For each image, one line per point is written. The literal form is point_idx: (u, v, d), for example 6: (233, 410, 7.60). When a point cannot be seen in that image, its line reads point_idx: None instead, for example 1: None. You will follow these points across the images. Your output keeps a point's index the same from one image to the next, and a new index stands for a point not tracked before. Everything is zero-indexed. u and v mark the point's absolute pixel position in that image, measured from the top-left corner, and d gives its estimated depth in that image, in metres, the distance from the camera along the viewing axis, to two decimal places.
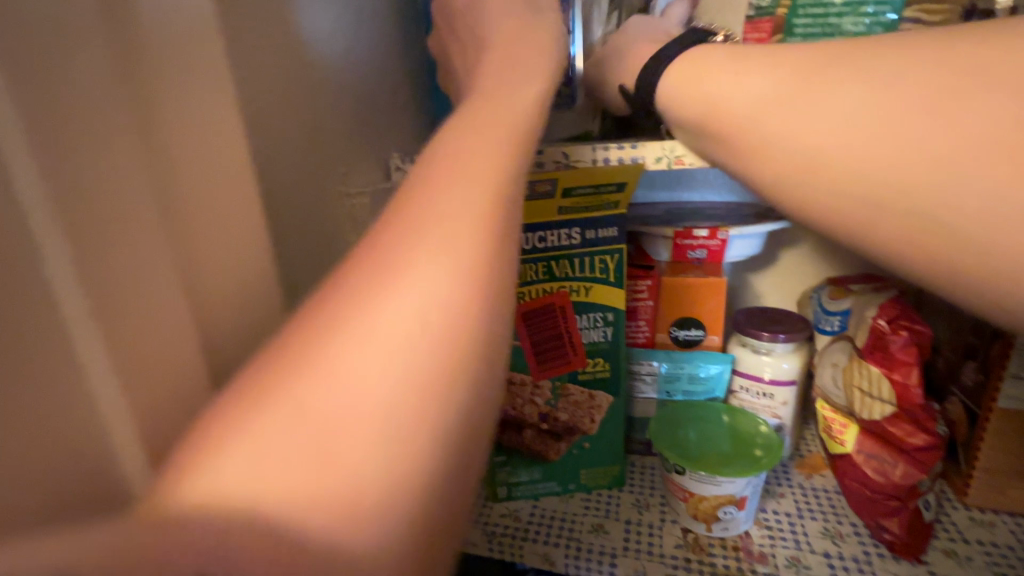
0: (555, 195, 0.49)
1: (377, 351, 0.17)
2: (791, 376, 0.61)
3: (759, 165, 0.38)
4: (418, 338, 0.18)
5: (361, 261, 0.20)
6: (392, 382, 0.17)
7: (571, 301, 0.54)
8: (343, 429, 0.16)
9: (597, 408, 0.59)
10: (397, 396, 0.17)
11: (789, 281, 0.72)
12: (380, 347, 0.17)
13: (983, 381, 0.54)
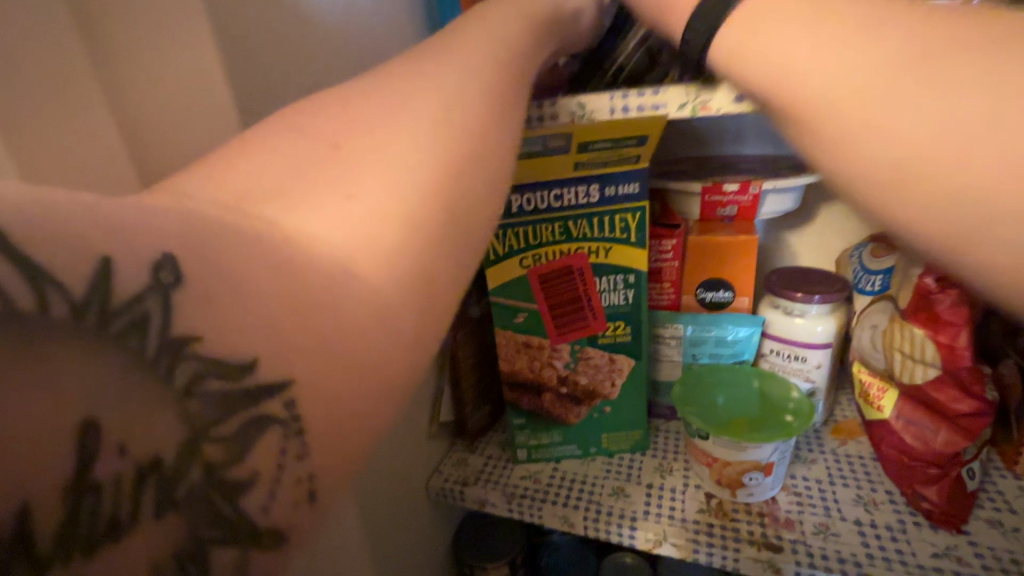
0: (569, 151, 0.46)
1: (353, 149, 0.21)
2: (826, 340, 0.57)
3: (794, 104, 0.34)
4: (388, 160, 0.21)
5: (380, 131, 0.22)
6: (358, 193, 0.20)
7: (590, 263, 0.52)
8: (309, 192, 0.19)
9: (618, 372, 0.57)
10: (355, 209, 0.19)
11: (829, 239, 0.67)
12: (362, 151, 0.21)
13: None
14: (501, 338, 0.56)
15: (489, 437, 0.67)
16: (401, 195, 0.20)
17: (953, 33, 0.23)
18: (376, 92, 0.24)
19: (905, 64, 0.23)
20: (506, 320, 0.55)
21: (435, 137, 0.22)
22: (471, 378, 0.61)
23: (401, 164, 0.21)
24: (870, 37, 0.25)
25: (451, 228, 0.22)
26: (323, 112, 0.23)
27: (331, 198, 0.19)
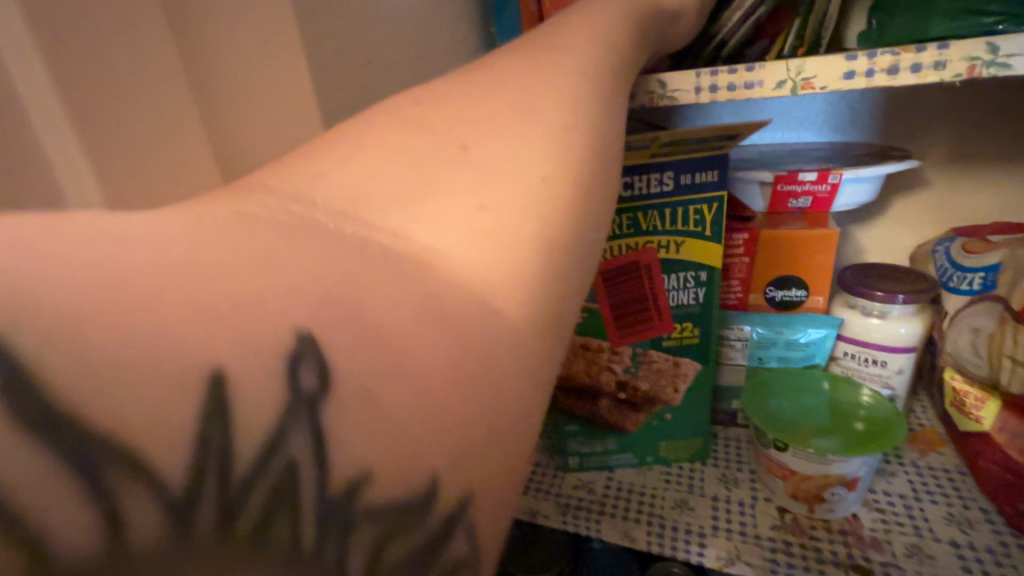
0: (652, 143, 0.43)
1: (477, 157, 0.20)
2: (910, 342, 0.52)
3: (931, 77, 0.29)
4: (510, 171, 0.20)
5: (495, 141, 0.21)
6: (490, 203, 0.19)
7: (659, 259, 0.48)
8: (437, 201, 0.19)
9: (683, 376, 0.53)
10: (488, 222, 0.19)
11: (902, 234, 0.62)
12: (489, 157, 0.20)
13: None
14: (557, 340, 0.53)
15: (536, 443, 0.63)
16: (524, 210, 0.19)
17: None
18: (495, 93, 0.23)
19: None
20: None
21: (554, 144, 0.21)
22: None
23: (523, 175, 0.20)
24: None
25: (572, 239, 0.21)
26: (450, 105, 0.22)
27: (460, 208, 0.19)
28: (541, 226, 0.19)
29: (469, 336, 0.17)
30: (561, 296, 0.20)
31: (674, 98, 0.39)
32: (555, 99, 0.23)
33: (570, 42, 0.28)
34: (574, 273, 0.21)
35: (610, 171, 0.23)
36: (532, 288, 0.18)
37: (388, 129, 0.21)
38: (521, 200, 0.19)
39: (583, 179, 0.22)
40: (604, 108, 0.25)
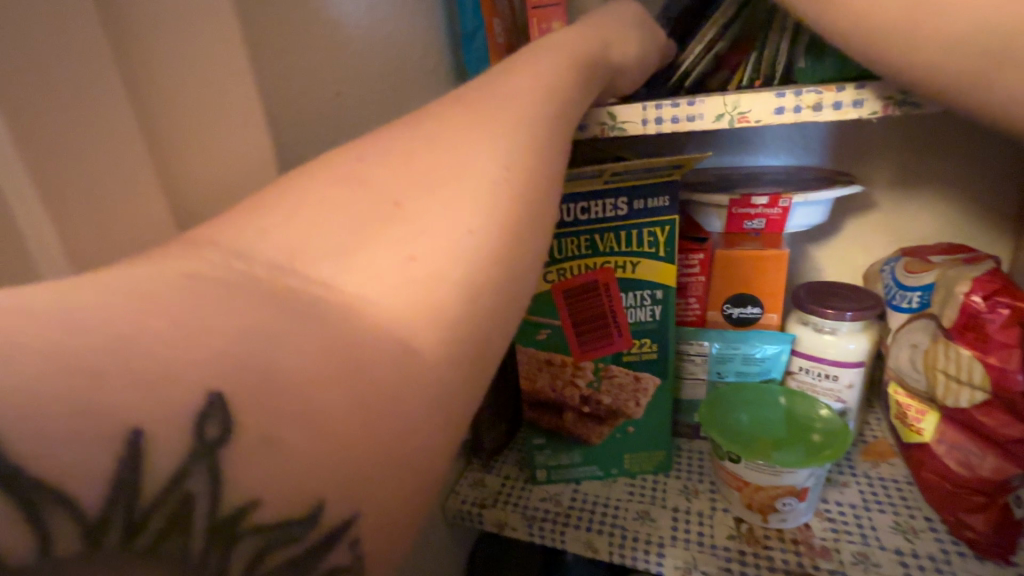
0: (599, 176, 0.46)
1: (409, 214, 0.22)
2: (859, 358, 0.54)
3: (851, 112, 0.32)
4: (440, 224, 0.22)
5: (429, 193, 0.23)
6: (418, 252, 0.21)
7: (616, 278, 0.50)
8: (369, 254, 0.20)
9: (643, 391, 0.55)
10: (417, 270, 0.20)
11: (855, 253, 0.65)
12: (421, 213, 0.22)
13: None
14: (522, 356, 0.54)
15: (505, 457, 0.64)
16: (451, 253, 0.21)
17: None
18: (437, 136, 0.26)
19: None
20: (527, 337, 0.53)
21: (486, 193, 0.23)
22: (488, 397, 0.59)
23: (453, 226, 0.22)
24: None
25: (505, 271, 0.22)
26: (392, 162, 0.24)
27: (389, 260, 0.20)
28: (466, 275, 0.21)
29: (393, 360, 0.18)
30: (488, 321, 0.22)
31: (623, 129, 0.41)
32: (489, 140, 0.26)
33: (512, 83, 0.30)
34: (503, 300, 0.23)
35: (541, 205, 0.25)
36: (457, 312, 0.20)
37: (330, 181, 0.23)
38: (446, 245, 0.21)
39: (511, 214, 0.24)
40: (537, 146, 0.27)
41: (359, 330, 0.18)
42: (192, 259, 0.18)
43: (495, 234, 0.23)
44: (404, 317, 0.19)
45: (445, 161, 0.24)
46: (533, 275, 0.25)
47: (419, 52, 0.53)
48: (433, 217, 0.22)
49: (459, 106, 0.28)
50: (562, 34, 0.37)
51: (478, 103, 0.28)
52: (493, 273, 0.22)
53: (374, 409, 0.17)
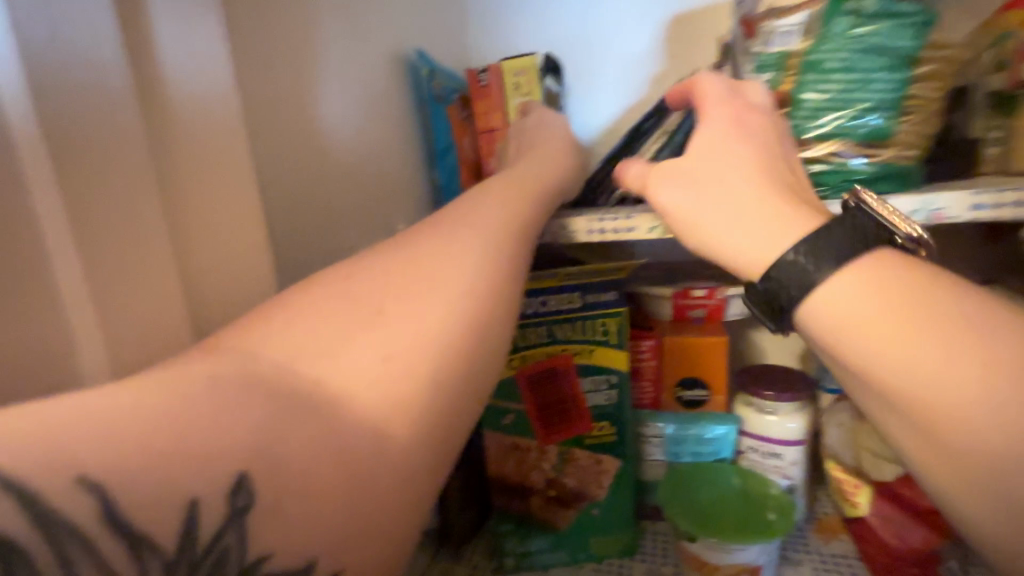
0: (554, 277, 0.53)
1: (388, 321, 0.25)
2: (798, 436, 0.60)
3: None
4: (417, 327, 0.25)
5: (400, 290, 0.27)
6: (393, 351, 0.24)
7: (574, 364, 0.55)
8: (355, 354, 0.24)
9: (605, 473, 0.58)
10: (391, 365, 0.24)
11: (792, 337, 0.72)
12: (395, 314, 0.26)
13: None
14: (488, 440, 0.57)
15: (473, 545, 0.64)
16: (422, 351, 0.25)
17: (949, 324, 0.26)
18: (413, 245, 0.30)
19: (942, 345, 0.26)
20: (493, 421, 0.56)
21: (454, 295, 0.27)
22: (456, 482, 0.60)
23: (427, 331, 0.25)
24: (903, 303, 0.27)
25: (471, 366, 0.26)
26: (375, 265, 0.28)
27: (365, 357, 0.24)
28: (432, 375, 0.24)
29: (370, 439, 0.22)
30: (453, 408, 0.25)
31: (573, 236, 0.49)
32: (456, 251, 0.30)
33: (483, 204, 0.36)
34: (470, 390, 0.26)
35: (503, 306, 0.30)
36: (425, 400, 0.24)
37: (320, 287, 0.27)
38: (420, 346, 0.25)
39: (474, 311, 0.28)
40: (504, 255, 0.32)
41: (341, 417, 0.22)
42: (211, 362, 0.21)
43: (460, 329, 0.26)
44: (379, 410, 0.22)
45: (418, 265, 0.28)
46: (495, 363, 0.28)
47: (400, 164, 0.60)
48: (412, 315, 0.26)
49: (431, 222, 0.33)
50: (519, 168, 0.45)
51: (446, 221, 0.33)
52: (457, 371, 0.25)
53: (347, 478, 0.21)
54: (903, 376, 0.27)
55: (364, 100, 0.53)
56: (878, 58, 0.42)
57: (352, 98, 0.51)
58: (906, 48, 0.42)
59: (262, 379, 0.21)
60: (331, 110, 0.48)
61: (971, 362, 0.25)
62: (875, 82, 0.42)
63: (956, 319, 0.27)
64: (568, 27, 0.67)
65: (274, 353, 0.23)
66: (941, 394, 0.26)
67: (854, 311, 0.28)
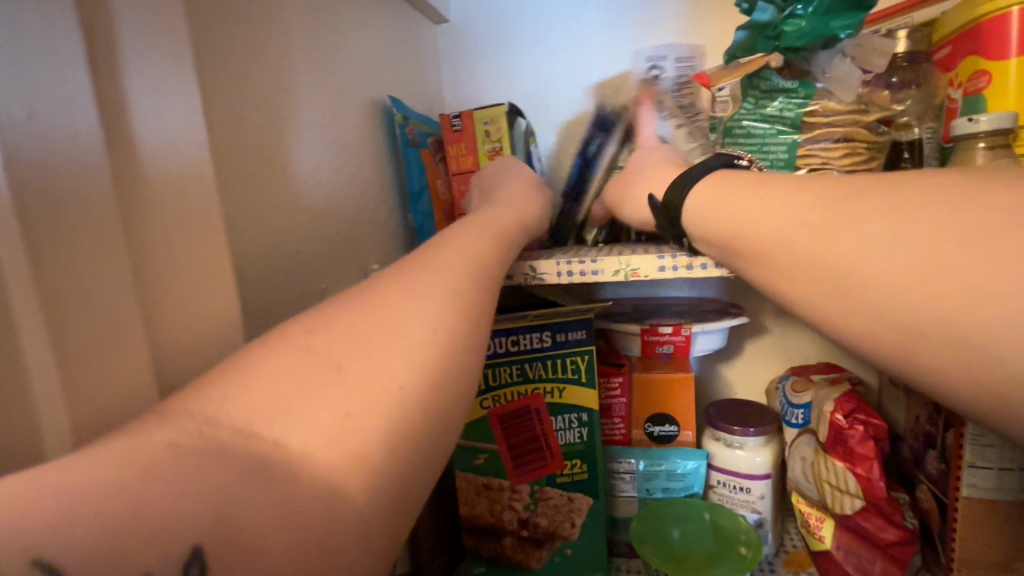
0: (526, 316, 0.54)
1: (355, 380, 0.24)
2: (766, 470, 0.60)
3: (728, 265, 0.40)
4: (389, 372, 0.25)
5: (369, 331, 0.27)
6: (350, 399, 0.24)
7: (546, 403, 0.56)
8: (321, 409, 0.23)
9: (578, 511, 0.58)
10: (356, 412, 0.23)
11: (758, 370, 0.74)
12: (362, 358, 0.26)
13: (1010, 470, 0.49)
14: (460, 480, 0.57)
15: None
16: (381, 404, 0.24)
17: (929, 227, 0.29)
18: (384, 286, 0.31)
19: (884, 238, 0.30)
20: (466, 462, 0.56)
21: (422, 335, 0.28)
22: (429, 524, 0.60)
23: (392, 383, 0.25)
24: (852, 221, 0.31)
25: (439, 409, 0.26)
26: (347, 308, 0.29)
27: (329, 405, 0.23)
28: (395, 431, 0.24)
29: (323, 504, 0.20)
30: (417, 462, 0.24)
31: (542, 278, 0.50)
32: (426, 295, 0.31)
33: (448, 251, 0.36)
34: (437, 434, 0.26)
35: (469, 351, 0.30)
36: (395, 443, 0.23)
37: (291, 331, 0.27)
38: (383, 397, 0.24)
39: (443, 355, 0.28)
40: (467, 303, 0.32)
41: (300, 482, 0.20)
42: (171, 428, 0.21)
43: (427, 369, 0.26)
44: (339, 475, 0.21)
45: (389, 306, 0.29)
46: (461, 407, 0.28)
47: (373, 210, 0.60)
48: (383, 357, 0.26)
49: (401, 265, 0.34)
50: (489, 212, 0.47)
51: (418, 263, 0.34)
52: (418, 425, 0.25)
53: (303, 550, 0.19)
54: (865, 294, 0.30)
55: (338, 147, 0.54)
56: (769, 128, 0.46)
57: (326, 145, 0.52)
58: (791, 117, 0.45)
59: (222, 450, 0.20)
60: (305, 158, 0.49)
61: (907, 262, 0.29)
62: (777, 140, 0.46)
63: (891, 222, 0.30)
64: (536, 77, 0.73)
65: (238, 413, 0.22)
66: (896, 299, 0.29)
67: (768, 236, 0.35)
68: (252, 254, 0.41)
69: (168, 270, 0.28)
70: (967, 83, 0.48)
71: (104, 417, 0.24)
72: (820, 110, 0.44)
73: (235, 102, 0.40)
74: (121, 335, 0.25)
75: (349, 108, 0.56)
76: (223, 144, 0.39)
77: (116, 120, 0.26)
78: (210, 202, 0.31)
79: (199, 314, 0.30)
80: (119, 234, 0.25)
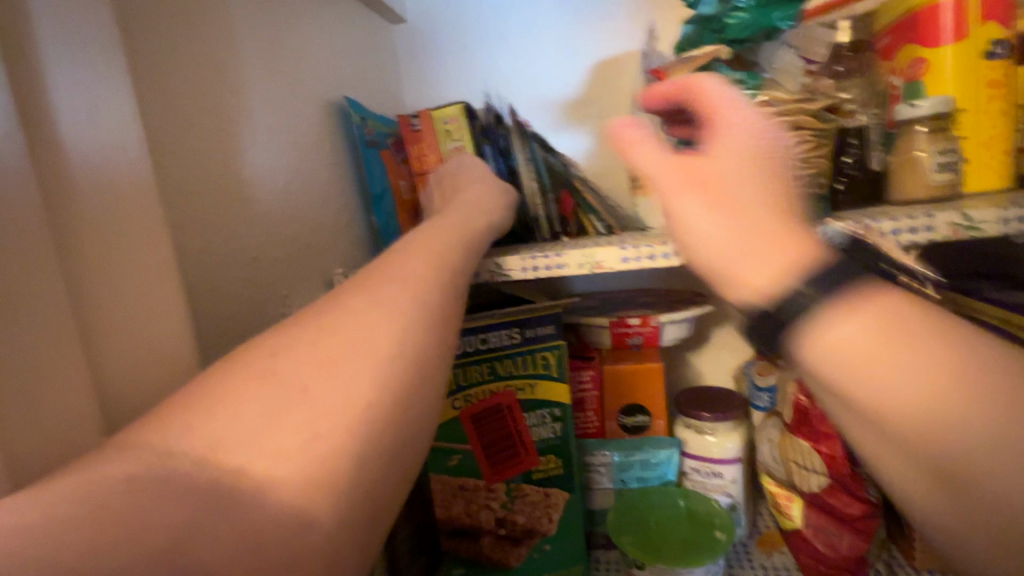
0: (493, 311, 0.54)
1: (316, 394, 0.23)
2: (736, 454, 0.62)
3: None
4: (347, 380, 0.24)
5: (324, 340, 0.26)
6: (306, 414, 0.23)
7: (518, 400, 0.56)
8: (273, 424, 0.22)
9: (554, 507, 0.58)
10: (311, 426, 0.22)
11: (726, 357, 0.75)
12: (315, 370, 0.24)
13: None
14: (436, 483, 0.57)
15: None
16: (339, 413, 0.23)
17: None
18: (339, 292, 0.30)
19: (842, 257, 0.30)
20: (440, 464, 0.56)
21: (381, 341, 0.27)
22: (407, 531, 0.59)
23: (348, 391, 0.24)
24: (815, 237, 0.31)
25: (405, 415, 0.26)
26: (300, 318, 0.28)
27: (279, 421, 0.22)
28: (361, 444, 0.23)
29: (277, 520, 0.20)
30: (380, 475, 0.24)
31: (508, 275, 0.50)
32: (384, 299, 0.30)
33: (407, 253, 0.36)
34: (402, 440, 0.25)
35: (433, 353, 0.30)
36: (355, 454, 0.23)
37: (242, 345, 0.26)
38: (340, 406, 0.23)
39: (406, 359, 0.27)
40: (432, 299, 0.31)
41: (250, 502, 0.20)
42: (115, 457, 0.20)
43: (388, 375, 0.26)
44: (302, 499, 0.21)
45: (345, 311, 0.28)
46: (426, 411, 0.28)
47: (335, 214, 0.59)
48: (339, 365, 0.25)
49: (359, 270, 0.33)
50: (450, 213, 0.46)
51: (377, 267, 0.33)
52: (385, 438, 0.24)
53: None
54: None
55: (296, 148, 0.53)
56: None
57: (281, 148, 0.51)
58: None
59: (183, 480, 0.20)
60: (258, 163, 0.47)
61: None
62: None
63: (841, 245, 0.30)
64: (495, 75, 0.73)
65: (194, 441, 0.21)
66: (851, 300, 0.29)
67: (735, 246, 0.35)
68: (204, 266, 0.40)
69: (103, 289, 0.26)
70: (906, 71, 0.50)
71: (43, 450, 0.22)
72: (767, 99, 0.45)
73: (177, 108, 0.39)
74: (54, 362, 0.23)
75: (304, 110, 0.55)
76: (167, 152, 0.37)
77: (37, 132, 0.24)
78: (149, 214, 0.29)
79: (142, 333, 0.28)
80: (48, 254, 0.24)
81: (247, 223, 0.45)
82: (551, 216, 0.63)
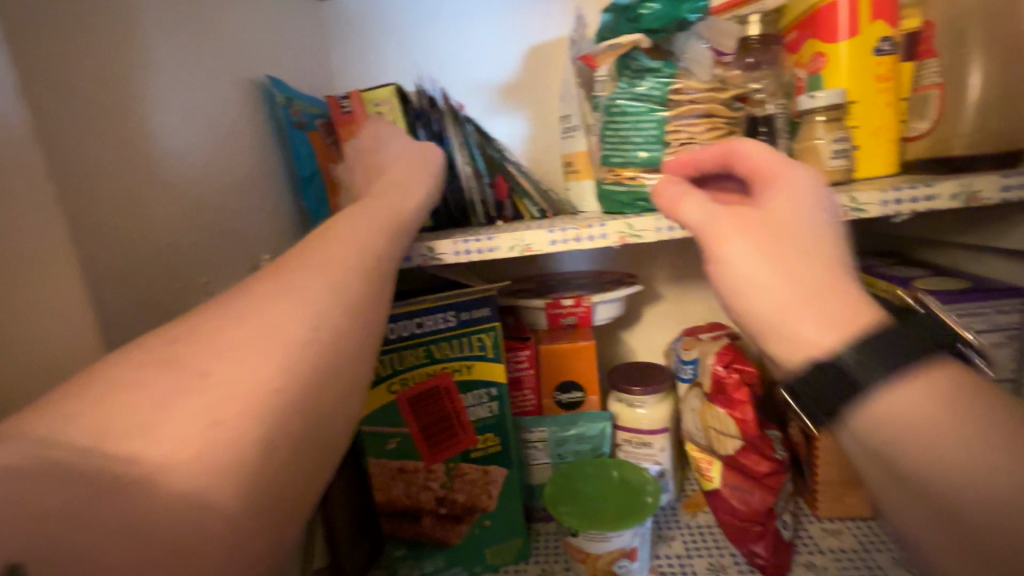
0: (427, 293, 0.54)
1: (218, 383, 0.23)
2: (663, 424, 0.66)
3: None
4: (256, 368, 0.25)
5: (232, 329, 0.26)
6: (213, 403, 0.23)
7: (455, 382, 0.57)
8: (175, 414, 0.22)
9: (492, 483, 0.59)
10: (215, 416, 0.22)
11: (656, 334, 0.79)
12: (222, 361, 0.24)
13: None
14: (374, 467, 0.57)
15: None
16: (248, 400, 0.23)
17: None
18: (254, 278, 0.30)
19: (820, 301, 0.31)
20: (378, 448, 0.56)
21: (295, 328, 0.27)
22: (345, 516, 0.59)
23: (257, 378, 0.24)
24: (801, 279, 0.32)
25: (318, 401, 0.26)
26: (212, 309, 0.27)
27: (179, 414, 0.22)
28: (275, 431, 0.23)
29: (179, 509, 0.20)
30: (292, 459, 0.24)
31: (441, 258, 0.50)
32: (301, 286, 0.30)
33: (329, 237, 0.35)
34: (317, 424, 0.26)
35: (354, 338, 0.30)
36: (262, 443, 0.23)
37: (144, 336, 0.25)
38: (249, 393, 0.23)
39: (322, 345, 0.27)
40: (350, 283, 0.31)
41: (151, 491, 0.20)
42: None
43: (299, 361, 0.26)
44: (187, 515, 0.20)
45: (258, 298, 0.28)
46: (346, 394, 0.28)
47: (260, 198, 0.57)
48: (251, 352, 0.25)
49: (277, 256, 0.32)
50: (377, 195, 0.46)
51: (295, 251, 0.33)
52: (296, 423, 0.25)
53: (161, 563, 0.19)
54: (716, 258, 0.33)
55: (214, 128, 0.51)
56: (641, 106, 0.49)
57: (196, 128, 0.48)
58: (659, 96, 0.49)
59: (73, 466, 0.19)
60: (169, 144, 0.45)
61: None
62: (647, 120, 0.49)
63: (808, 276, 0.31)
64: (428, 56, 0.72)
65: (80, 432, 0.21)
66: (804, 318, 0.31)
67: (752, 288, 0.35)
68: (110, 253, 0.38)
69: None
70: (809, 64, 0.54)
71: None
72: (682, 88, 0.48)
73: (71, 85, 0.36)
74: None
75: (221, 88, 0.52)
76: (61, 131, 0.35)
77: None
78: None
79: None
80: None
81: (160, 208, 0.43)
82: (487, 199, 0.63)
